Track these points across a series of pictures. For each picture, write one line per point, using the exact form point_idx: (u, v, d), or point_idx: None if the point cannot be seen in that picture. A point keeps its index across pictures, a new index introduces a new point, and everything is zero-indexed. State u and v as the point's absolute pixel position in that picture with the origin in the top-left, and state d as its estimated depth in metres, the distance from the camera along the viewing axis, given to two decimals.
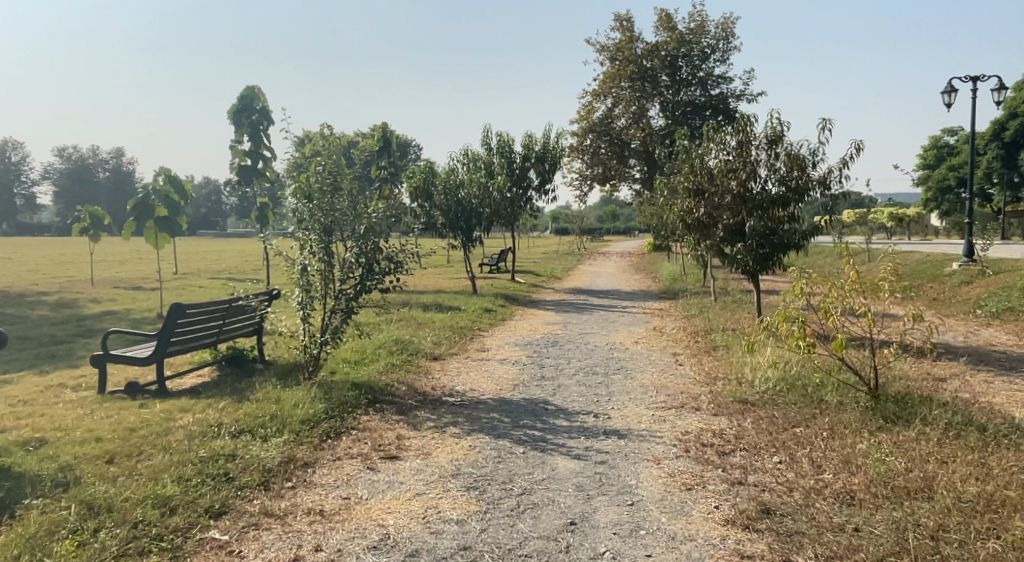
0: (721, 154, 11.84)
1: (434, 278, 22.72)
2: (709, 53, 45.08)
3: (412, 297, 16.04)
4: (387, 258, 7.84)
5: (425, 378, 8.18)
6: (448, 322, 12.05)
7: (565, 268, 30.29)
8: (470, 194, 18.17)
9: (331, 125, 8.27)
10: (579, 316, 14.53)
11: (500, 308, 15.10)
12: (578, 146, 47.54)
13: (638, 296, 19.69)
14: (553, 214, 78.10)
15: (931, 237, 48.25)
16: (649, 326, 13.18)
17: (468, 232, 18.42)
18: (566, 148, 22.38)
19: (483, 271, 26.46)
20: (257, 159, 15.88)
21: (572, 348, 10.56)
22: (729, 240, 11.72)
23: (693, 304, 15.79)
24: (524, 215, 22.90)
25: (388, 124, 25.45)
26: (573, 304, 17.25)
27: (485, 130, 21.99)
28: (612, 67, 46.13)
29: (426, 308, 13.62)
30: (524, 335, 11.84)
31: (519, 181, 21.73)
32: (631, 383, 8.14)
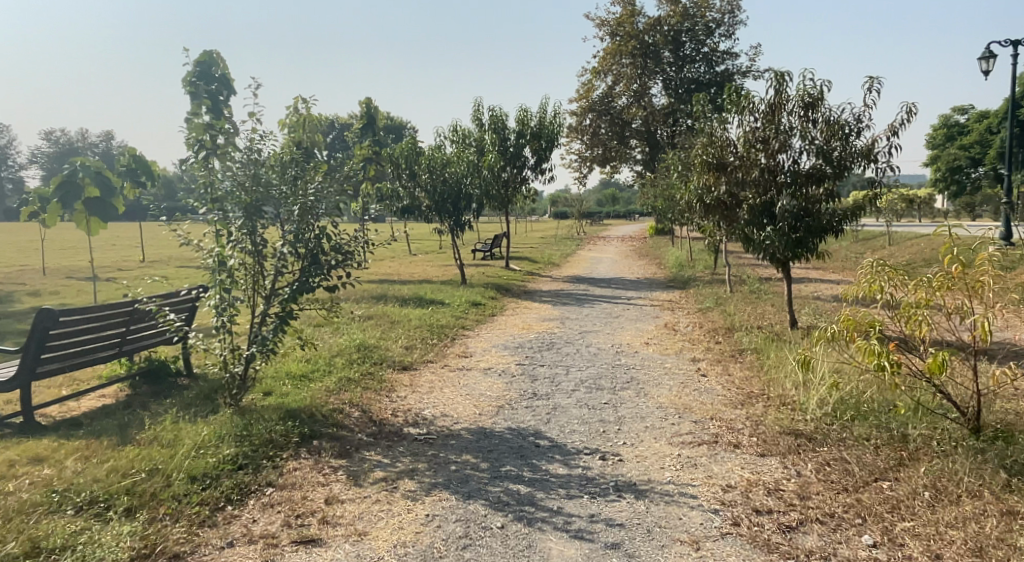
0: (747, 121, 10.10)
1: (422, 266, 21.03)
2: (713, 28, 43.11)
3: (393, 289, 14.36)
4: (334, 248, 6.10)
5: (385, 399, 6.49)
6: (426, 321, 10.35)
7: (563, 254, 28.58)
8: (457, 173, 16.41)
9: (305, 99, 6.71)
10: (579, 311, 12.83)
11: (491, 301, 13.42)
12: (577, 126, 45.63)
13: (643, 285, 17.98)
14: (552, 198, 76.33)
15: (942, 219, 46.56)
16: (660, 323, 11.49)
17: (456, 216, 16.68)
18: (565, 124, 20.57)
19: (475, 258, 24.76)
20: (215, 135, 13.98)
21: (571, 352, 8.88)
22: (755, 222, 9.97)
23: (708, 296, 14.07)
24: (519, 197, 21.13)
25: (370, 99, 23.45)
26: (573, 295, 15.55)
27: (476, 104, 20.15)
28: (612, 43, 44.09)
29: (404, 303, 11.94)
30: (516, 335, 10.17)
31: (513, 159, 19.94)
32: (645, 404, 6.46)
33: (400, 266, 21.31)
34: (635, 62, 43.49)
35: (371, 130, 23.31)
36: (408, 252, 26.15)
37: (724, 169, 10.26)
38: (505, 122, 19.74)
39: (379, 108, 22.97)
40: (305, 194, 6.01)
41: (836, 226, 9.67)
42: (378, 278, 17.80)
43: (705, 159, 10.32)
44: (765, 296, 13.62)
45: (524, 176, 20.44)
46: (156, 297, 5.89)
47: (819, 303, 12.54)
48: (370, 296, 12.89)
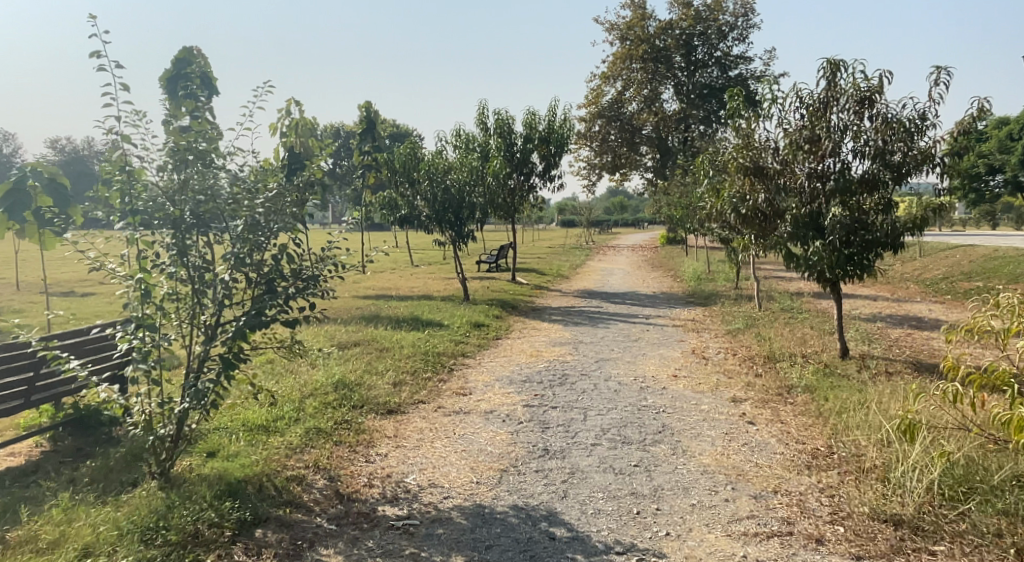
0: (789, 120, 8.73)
1: (423, 280, 19.79)
2: (726, 32, 41.94)
3: (389, 308, 13.14)
4: (294, 273, 4.82)
5: (361, 458, 5.20)
6: (421, 348, 9.06)
7: (573, 265, 27.32)
8: (459, 179, 15.17)
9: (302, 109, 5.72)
10: (594, 333, 11.53)
11: (496, 321, 12.16)
12: (585, 132, 44.34)
13: (660, 301, 16.66)
14: (560, 206, 75.13)
15: (962, 229, 45.07)
16: (685, 348, 10.17)
17: (459, 226, 15.42)
18: (575, 127, 19.28)
19: (481, 270, 23.48)
20: None
21: (588, 388, 7.57)
22: (799, 235, 8.62)
23: (736, 316, 12.73)
24: (526, 206, 19.87)
25: (370, 102, 22.14)
26: (586, 313, 14.24)
27: (481, 107, 18.93)
28: (622, 48, 42.91)
29: (399, 325, 10.70)
30: (523, 365, 8.88)
31: (520, 166, 18.69)
32: (685, 467, 5.15)
33: (400, 279, 20.07)
34: (646, 67, 42.31)
35: (371, 136, 22.07)
36: (409, 264, 24.94)
37: (762, 173, 8.93)
38: (511, 126, 18.52)
39: (380, 112, 21.72)
40: (253, 206, 4.72)
41: (894, 242, 8.32)
42: (376, 293, 16.57)
43: (740, 162, 8.99)
44: (800, 317, 12.29)
45: (532, 183, 19.17)
46: (47, 336, 4.60)
47: (863, 327, 11.19)
48: (363, 316, 11.65)
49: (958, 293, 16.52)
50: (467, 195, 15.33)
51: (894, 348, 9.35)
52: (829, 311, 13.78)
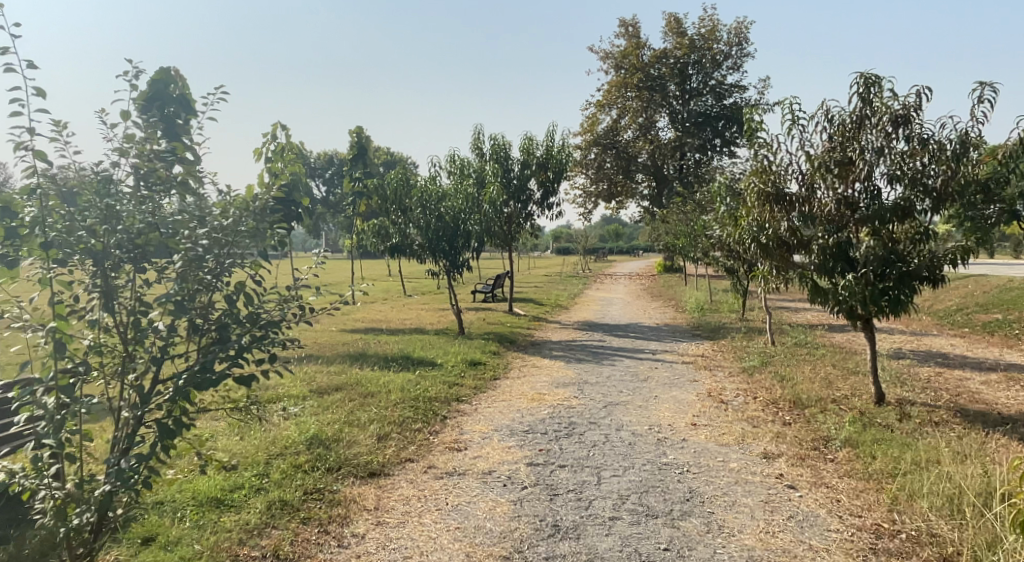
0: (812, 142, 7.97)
1: (416, 311, 18.92)
2: (721, 60, 41.81)
3: (379, 344, 12.26)
4: (252, 321, 3.99)
5: (333, 542, 4.30)
6: (411, 392, 8.16)
7: (570, 295, 26.51)
8: (454, 206, 14.40)
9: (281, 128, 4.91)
10: (599, 372, 10.65)
11: (493, 359, 11.28)
12: (580, 160, 43.86)
13: (665, 334, 15.82)
14: (555, 235, 74.70)
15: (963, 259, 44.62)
16: (700, 390, 9.31)
17: (453, 255, 14.60)
18: (573, 152, 18.57)
19: (476, 300, 22.63)
20: None
21: (598, 441, 6.70)
22: (827, 268, 7.83)
23: (750, 353, 11.89)
24: (523, 234, 19.09)
25: (361, 127, 21.40)
26: (588, 349, 13.37)
27: (476, 132, 18.25)
28: (617, 76, 42.71)
29: (388, 365, 9.80)
30: (524, 411, 8.00)
31: (517, 193, 17.96)
32: (726, 552, 4.27)
33: (392, 311, 19.19)
34: (641, 95, 42.08)
35: (362, 162, 21.30)
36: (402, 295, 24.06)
37: (785, 200, 8.16)
38: (508, 151, 17.83)
39: (372, 137, 20.98)
40: (190, 238, 3.84)
41: (935, 276, 7.49)
42: (365, 327, 15.68)
43: (760, 188, 8.24)
44: (819, 354, 11.45)
45: (529, 210, 18.41)
46: None
47: (890, 366, 10.36)
48: (350, 354, 10.75)
49: (976, 326, 15.76)
50: (463, 223, 14.55)
51: (930, 392, 8.52)
52: (846, 346, 12.96)
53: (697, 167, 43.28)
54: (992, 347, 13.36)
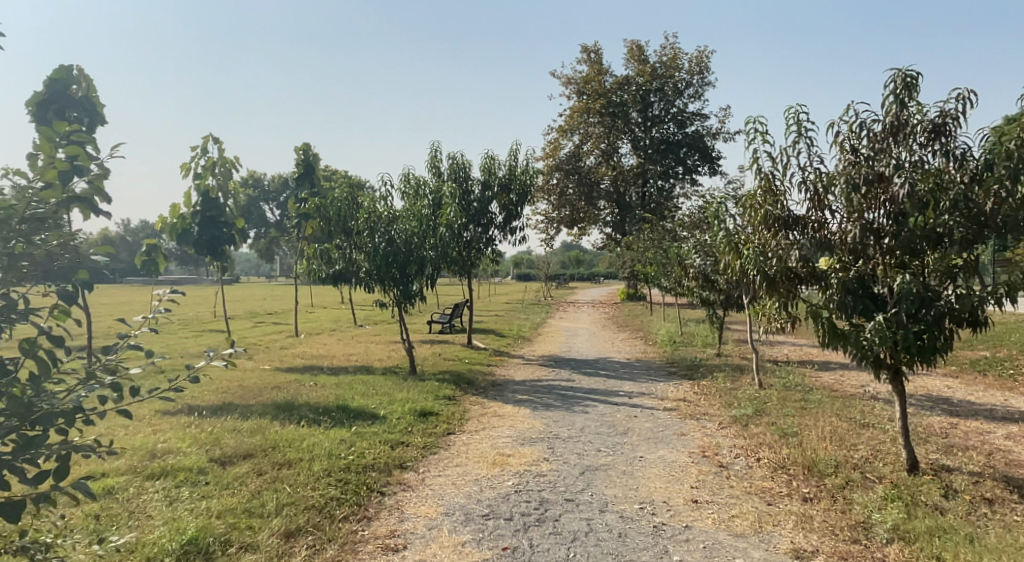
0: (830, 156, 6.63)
1: (366, 345, 17.24)
2: (683, 88, 41.48)
3: (316, 388, 10.60)
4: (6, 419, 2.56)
5: None
6: (342, 459, 6.57)
7: (533, 325, 25.08)
8: (405, 228, 12.88)
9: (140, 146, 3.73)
10: (570, 423, 9.16)
11: (448, 407, 9.73)
12: (542, 186, 42.81)
13: (637, 372, 14.48)
14: (516, 261, 73.50)
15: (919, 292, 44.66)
16: (691, 447, 7.91)
17: (405, 284, 13.04)
18: (538, 173, 17.23)
19: (432, 332, 21.03)
20: (215, 211, 14.30)
21: (579, 531, 5.23)
22: (847, 307, 6.51)
23: (738, 397, 10.55)
24: (483, 261, 17.63)
25: (308, 144, 19.77)
26: (555, 392, 11.90)
27: (433, 150, 16.81)
28: (579, 101, 42.03)
29: (319, 418, 8.18)
30: (484, 483, 6.47)
31: (476, 216, 16.51)
32: None
33: (338, 344, 17.46)
34: (603, 122, 41.44)
35: (309, 182, 19.65)
36: (352, 325, 22.32)
37: (795, 226, 6.89)
38: (467, 171, 16.42)
39: (319, 155, 19.37)
40: None
41: (976, 319, 6.16)
42: (305, 364, 13.97)
43: (765, 211, 6.97)
44: (816, 399, 10.18)
45: (490, 235, 16.98)
46: None
47: (898, 415, 9.14)
48: (277, 403, 9.09)
49: (965, 364, 14.77)
50: (416, 247, 13.03)
51: (961, 454, 7.26)
52: (838, 388, 11.76)
53: (660, 195, 42.63)
54: (991, 389, 12.31)
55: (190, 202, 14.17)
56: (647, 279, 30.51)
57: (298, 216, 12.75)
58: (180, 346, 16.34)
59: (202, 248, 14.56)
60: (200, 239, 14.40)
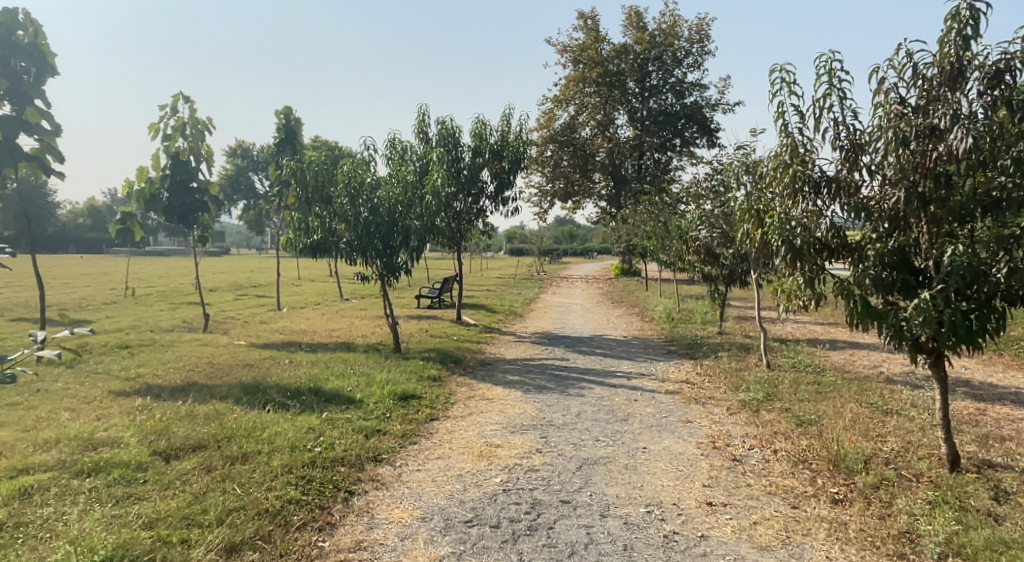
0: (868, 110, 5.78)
1: (350, 320, 16.41)
2: (681, 57, 40.33)
3: (290, 367, 9.77)
4: None
5: None
6: (306, 452, 5.75)
7: (525, 300, 24.29)
8: (389, 196, 11.96)
9: None
10: (565, 409, 8.37)
11: (432, 389, 8.92)
12: (536, 157, 41.75)
13: (635, 350, 13.70)
14: (509, 235, 72.54)
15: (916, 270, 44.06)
16: (700, 436, 7.14)
17: (388, 255, 12.16)
18: (533, 140, 16.22)
19: (421, 307, 20.20)
20: (187, 175, 13.44)
21: (578, 543, 4.45)
22: (884, 283, 5.65)
23: (746, 380, 9.78)
24: (474, 233, 16.74)
25: (289, 108, 18.71)
26: (549, 372, 11.11)
27: (421, 113, 15.81)
28: (575, 70, 40.86)
29: (287, 402, 7.35)
30: (468, 480, 5.67)
31: (466, 185, 15.59)
32: None
33: (321, 319, 16.61)
34: (599, 92, 40.36)
35: (290, 148, 18.61)
36: (338, 299, 21.46)
37: (826, 190, 6.03)
38: (456, 137, 15.46)
39: (301, 120, 18.33)
40: None
41: None
42: (284, 340, 13.14)
43: (792, 172, 6.11)
44: (830, 382, 9.42)
45: (480, 205, 16.05)
46: None
47: (922, 401, 8.39)
48: (244, 384, 8.26)
49: None
50: (399, 216, 12.12)
51: (1003, 448, 6.50)
52: (850, 369, 11.01)
53: (656, 167, 41.66)
54: (1012, 371, 11.59)
55: (160, 165, 13.25)
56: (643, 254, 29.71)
57: (274, 180, 11.81)
58: (152, 320, 15.46)
59: (174, 216, 13.56)
60: (171, 207, 13.43)
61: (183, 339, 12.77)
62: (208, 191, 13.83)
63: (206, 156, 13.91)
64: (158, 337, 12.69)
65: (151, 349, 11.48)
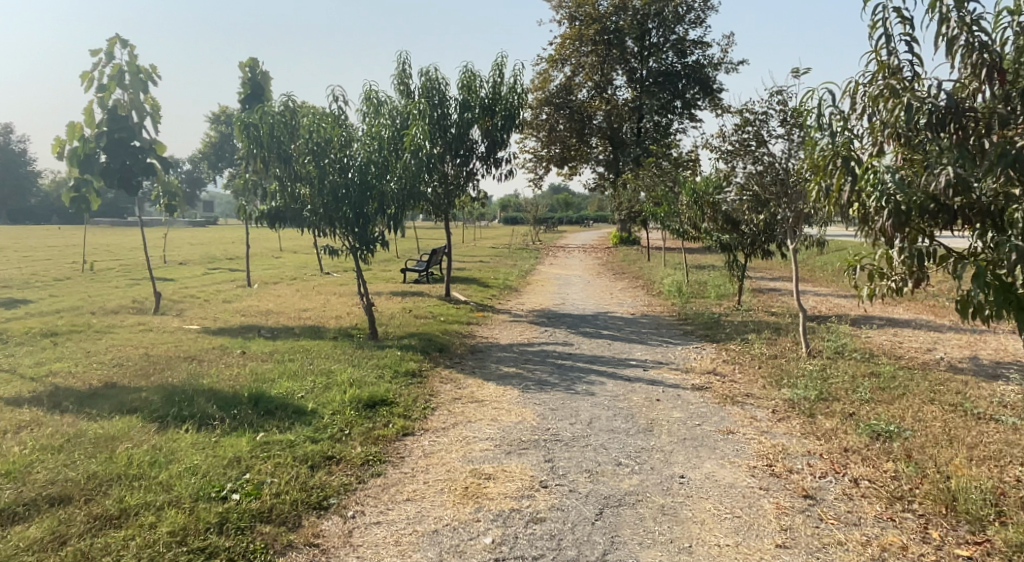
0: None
1: (325, 298, 14.68)
2: (683, 13, 38.09)
3: (238, 362, 8.08)
4: None
5: None
6: (217, 504, 4.10)
7: (520, 272, 22.56)
8: (360, 154, 10.15)
9: None
10: (573, 415, 6.71)
11: (409, 390, 7.25)
12: (531, 121, 39.67)
13: (646, 331, 12.06)
14: (503, 204, 70.58)
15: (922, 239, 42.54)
16: (751, 457, 5.51)
17: (361, 224, 10.36)
18: (529, 92, 14.30)
19: (407, 281, 18.48)
20: (129, 133, 11.62)
21: None
22: None
23: (788, 373, 8.13)
24: (463, 199, 14.93)
25: (255, 59, 16.78)
26: (551, 361, 9.46)
27: (401, 61, 13.87)
28: (571, 27, 38.61)
29: (214, 417, 5.65)
30: (446, 541, 4.02)
31: (454, 143, 13.74)
32: None
33: (293, 297, 14.87)
34: (597, 51, 38.21)
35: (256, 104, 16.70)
36: (316, 273, 19.72)
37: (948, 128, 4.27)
38: (442, 89, 13.58)
39: (267, 72, 16.40)
40: None
41: None
42: (244, 323, 11.42)
43: (904, 102, 4.35)
44: (891, 374, 7.78)
45: (470, 168, 14.23)
46: None
47: (1014, 400, 6.78)
48: (169, 389, 6.56)
49: None
50: (373, 178, 10.30)
51: None
52: (902, 352, 9.40)
53: (656, 131, 39.63)
54: None
55: (94, 121, 11.41)
56: (645, 222, 27.96)
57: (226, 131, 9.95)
58: (100, 299, 13.68)
59: (117, 181, 11.79)
60: (112, 170, 11.64)
61: (126, 323, 11.04)
62: (153, 150, 12.02)
63: (150, 110, 12.10)
64: (96, 322, 10.95)
65: (82, 337, 9.77)
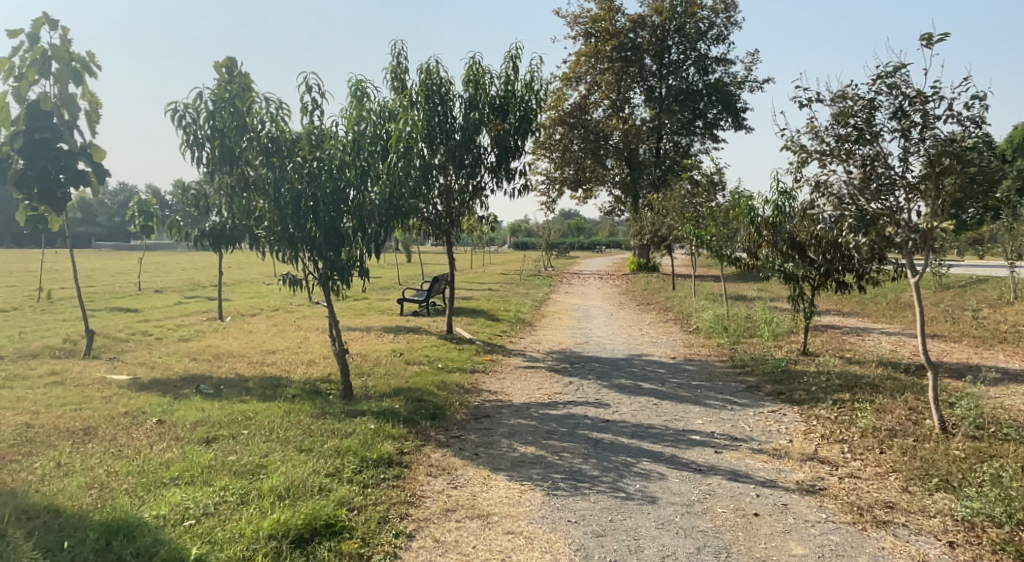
0: None
1: (302, 336, 12.27)
2: (705, 29, 35.92)
3: (140, 444, 5.64)
4: None
5: None
6: None
7: (534, 304, 20.11)
8: (333, 155, 7.77)
9: None
10: (634, 551, 4.19)
11: (379, 498, 4.77)
12: (543, 141, 37.49)
13: (699, 384, 9.54)
14: (514, 229, 68.45)
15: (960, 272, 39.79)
16: None
17: (334, 245, 7.91)
18: (550, 90, 11.94)
19: (405, 314, 16.09)
20: (54, 135, 9.33)
21: None
22: None
23: (934, 466, 5.61)
24: (470, 219, 12.54)
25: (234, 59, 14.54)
26: (584, 433, 6.95)
27: (397, 53, 11.57)
28: (586, 44, 36.52)
29: None
30: None
31: (458, 151, 11.39)
32: None
33: (265, 335, 12.46)
34: (614, 68, 36.06)
35: None
36: (304, 304, 17.34)
37: None
38: (444, 86, 11.27)
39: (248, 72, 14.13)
40: None
41: None
42: (188, 371, 8.99)
43: None
44: None
45: (479, 180, 11.86)
46: None
47: None
48: None
49: None
50: (350, 186, 7.91)
51: None
52: None
53: (677, 152, 37.29)
54: None
55: (9, 119, 9.13)
56: (669, 248, 25.48)
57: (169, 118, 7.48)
58: (29, 337, 11.27)
59: (40, 194, 9.47)
60: (33, 180, 9.33)
61: (35, 373, 8.61)
62: (88, 157, 9.72)
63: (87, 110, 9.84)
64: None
65: None
